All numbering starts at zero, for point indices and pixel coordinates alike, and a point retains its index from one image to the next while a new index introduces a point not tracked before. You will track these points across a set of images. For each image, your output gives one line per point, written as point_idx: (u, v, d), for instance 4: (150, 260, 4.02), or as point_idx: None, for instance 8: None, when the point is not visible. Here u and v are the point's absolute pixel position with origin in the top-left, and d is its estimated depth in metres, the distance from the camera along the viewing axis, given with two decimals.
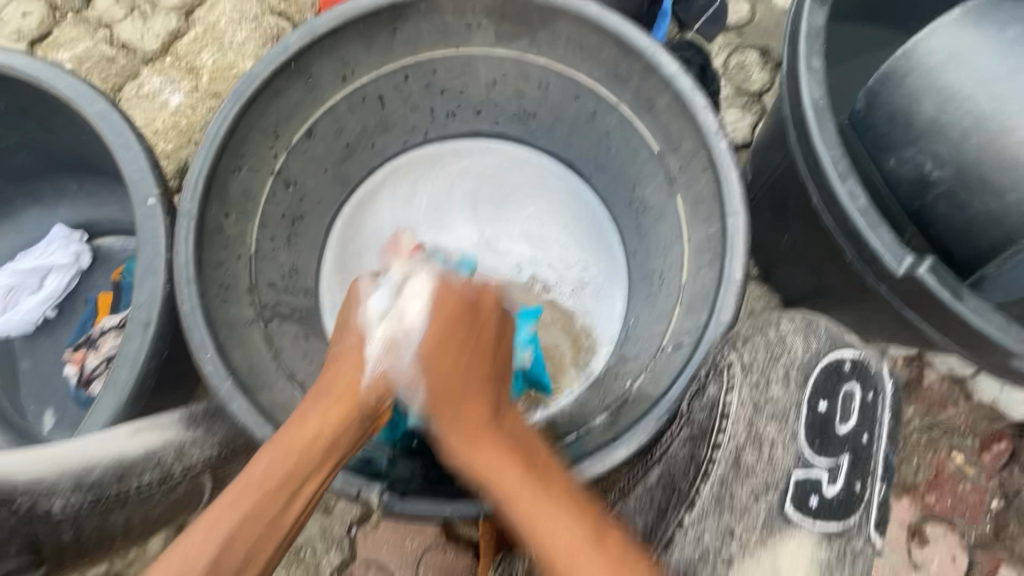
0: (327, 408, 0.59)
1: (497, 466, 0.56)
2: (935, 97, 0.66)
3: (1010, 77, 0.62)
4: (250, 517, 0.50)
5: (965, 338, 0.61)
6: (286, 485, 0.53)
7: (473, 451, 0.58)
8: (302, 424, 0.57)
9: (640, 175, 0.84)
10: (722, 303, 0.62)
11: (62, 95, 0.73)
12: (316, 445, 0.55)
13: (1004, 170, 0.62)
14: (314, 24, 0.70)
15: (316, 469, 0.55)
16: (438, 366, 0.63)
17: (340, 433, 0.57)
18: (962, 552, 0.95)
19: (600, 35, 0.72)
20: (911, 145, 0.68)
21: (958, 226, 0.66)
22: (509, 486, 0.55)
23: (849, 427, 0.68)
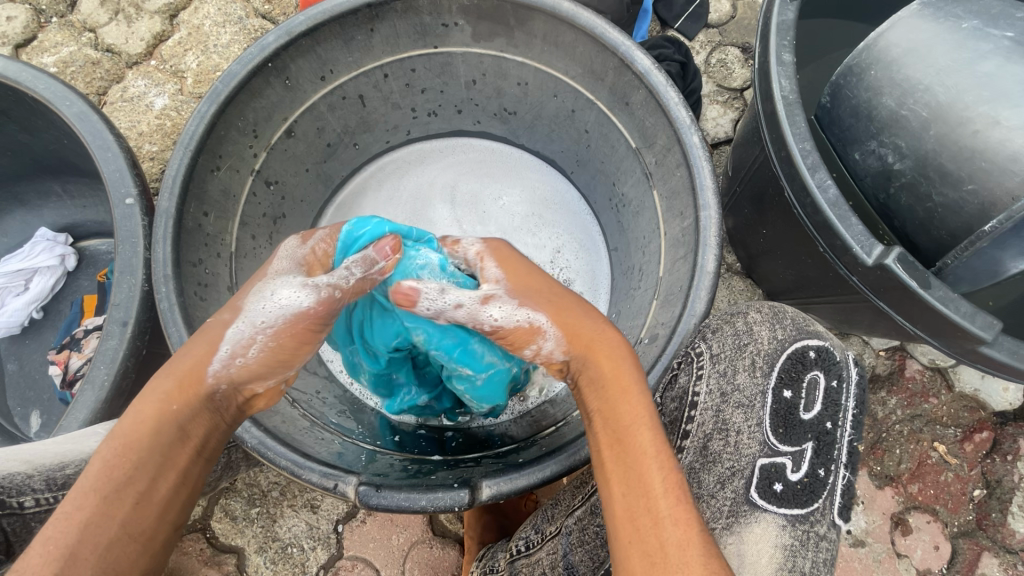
0: (167, 394, 0.52)
1: (628, 396, 0.53)
2: (895, 91, 0.68)
3: (964, 70, 0.64)
4: (89, 527, 0.46)
5: (934, 325, 0.61)
6: (132, 481, 0.48)
7: (608, 376, 0.55)
8: (137, 416, 0.51)
9: (618, 171, 0.85)
10: (695, 295, 0.63)
11: (41, 97, 0.73)
12: (161, 433, 0.51)
13: (962, 161, 0.63)
14: (290, 24, 0.70)
15: (167, 461, 0.50)
16: (553, 307, 0.58)
17: (181, 419, 0.52)
18: (945, 541, 0.96)
19: (575, 32, 0.72)
20: (874, 138, 0.70)
21: (919, 215, 0.68)
22: (637, 413, 0.52)
23: (815, 413, 0.61)
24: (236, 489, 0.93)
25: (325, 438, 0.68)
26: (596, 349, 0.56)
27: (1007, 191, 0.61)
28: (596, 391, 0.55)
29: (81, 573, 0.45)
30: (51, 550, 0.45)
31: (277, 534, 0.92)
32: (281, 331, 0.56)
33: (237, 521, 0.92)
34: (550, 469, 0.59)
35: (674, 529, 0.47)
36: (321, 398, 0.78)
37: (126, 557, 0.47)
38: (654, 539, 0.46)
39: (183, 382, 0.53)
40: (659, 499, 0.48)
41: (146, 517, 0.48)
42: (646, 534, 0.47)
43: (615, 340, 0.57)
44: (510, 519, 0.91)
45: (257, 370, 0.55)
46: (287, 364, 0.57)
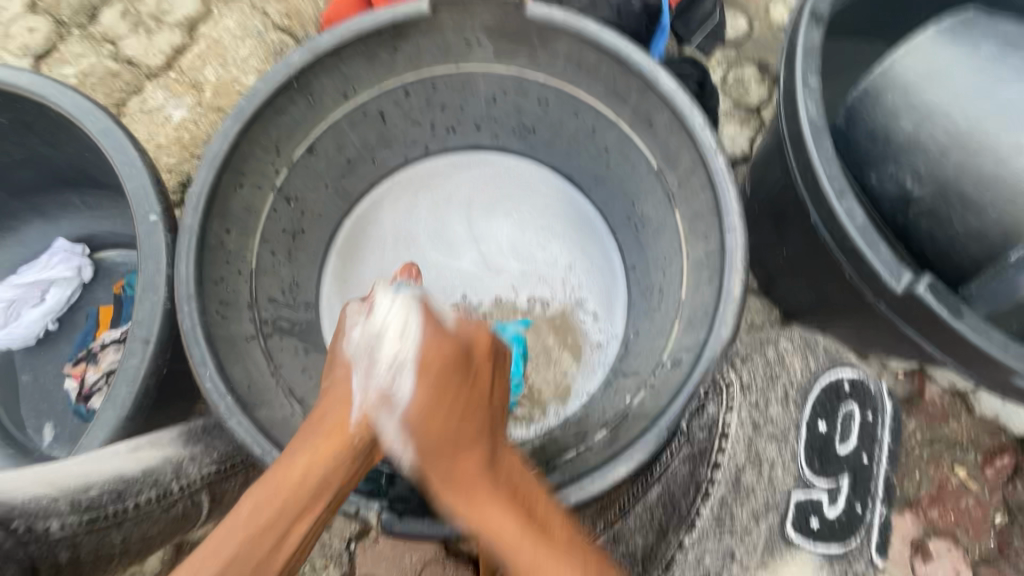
0: (317, 444, 0.57)
1: (480, 495, 0.55)
2: (913, 115, 0.67)
3: (983, 96, 0.64)
4: (235, 560, 0.50)
5: (964, 355, 0.61)
6: (274, 524, 0.52)
7: (459, 474, 0.57)
8: (291, 463, 0.55)
9: (639, 190, 0.84)
10: (722, 320, 0.62)
11: (65, 113, 0.73)
12: (306, 483, 0.54)
13: (983, 188, 0.62)
14: (315, 42, 0.70)
15: (306, 508, 0.53)
16: (426, 432, 0.59)
17: (325, 469, 0.55)
18: (966, 568, 0.95)
19: (600, 54, 0.72)
20: (892, 161, 0.68)
21: (941, 242, 0.67)
22: (505, 536, 0.52)
23: (849, 446, 0.77)
24: None
25: None
26: (455, 465, 0.57)
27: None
28: (466, 510, 0.54)
29: None
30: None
31: None
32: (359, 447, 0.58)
33: None
34: (575, 496, 0.60)
35: None
36: None
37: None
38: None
39: (331, 434, 0.58)
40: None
41: (282, 560, 0.51)
42: None
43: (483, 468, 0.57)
44: None
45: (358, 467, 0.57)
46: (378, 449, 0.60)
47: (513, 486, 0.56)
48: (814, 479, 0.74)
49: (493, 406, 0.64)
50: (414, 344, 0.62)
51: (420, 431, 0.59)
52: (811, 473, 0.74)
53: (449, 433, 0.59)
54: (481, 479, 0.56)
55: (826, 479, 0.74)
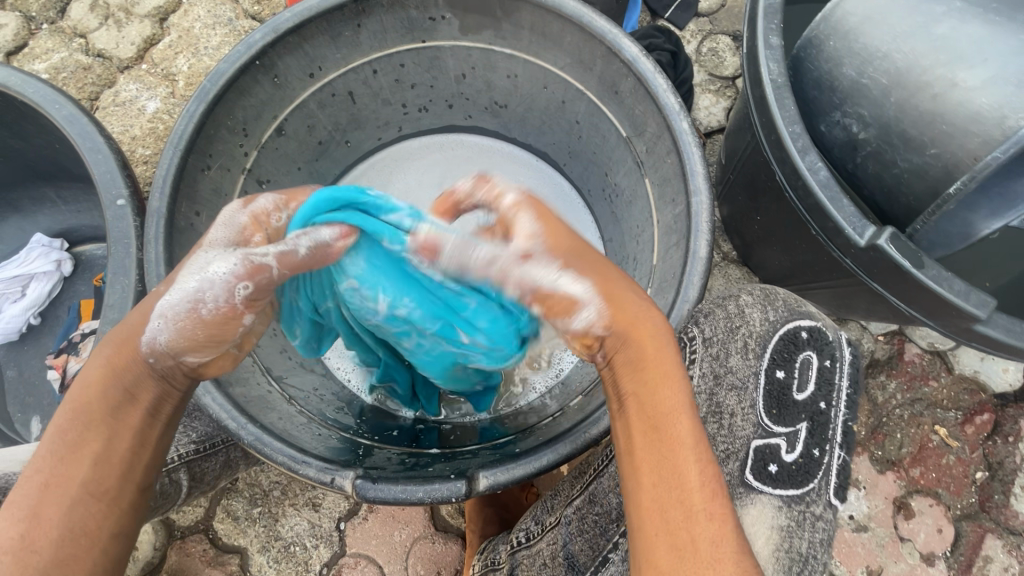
0: (106, 355, 0.48)
1: (672, 390, 0.49)
2: (856, 61, 0.67)
3: (920, 32, 0.63)
4: (46, 490, 0.43)
5: (929, 304, 0.61)
6: (83, 444, 0.45)
7: (651, 366, 0.50)
8: (82, 380, 0.47)
9: (611, 161, 0.84)
10: (689, 280, 0.62)
11: (30, 102, 0.73)
12: (108, 395, 0.47)
13: (924, 126, 0.63)
14: (276, 22, 0.70)
15: (117, 422, 0.46)
16: (598, 276, 0.53)
17: (126, 380, 0.47)
18: (948, 524, 0.96)
19: (562, 22, 0.72)
20: (839, 108, 0.70)
21: (886, 181, 0.68)
22: (679, 408, 0.48)
23: (809, 392, 0.61)
24: (238, 489, 0.93)
25: (322, 434, 0.69)
26: (642, 359, 0.50)
27: (968, 152, 0.60)
28: (641, 359, 0.50)
29: (45, 534, 0.43)
30: (12, 514, 0.43)
31: (280, 533, 0.92)
32: (188, 324, 0.48)
33: (239, 521, 0.92)
34: (546, 458, 0.59)
35: (706, 521, 0.44)
36: (318, 395, 0.78)
37: (98, 522, 0.44)
38: (687, 545, 0.44)
39: (120, 346, 0.48)
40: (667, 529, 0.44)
41: (109, 477, 0.45)
42: (676, 530, 0.44)
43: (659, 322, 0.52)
44: (511, 513, 0.90)
45: (194, 342, 0.49)
46: (218, 340, 0.50)
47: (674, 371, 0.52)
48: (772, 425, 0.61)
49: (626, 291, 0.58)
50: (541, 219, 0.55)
51: (622, 309, 0.52)
52: (769, 420, 0.61)
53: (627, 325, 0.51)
54: (661, 345, 0.51)
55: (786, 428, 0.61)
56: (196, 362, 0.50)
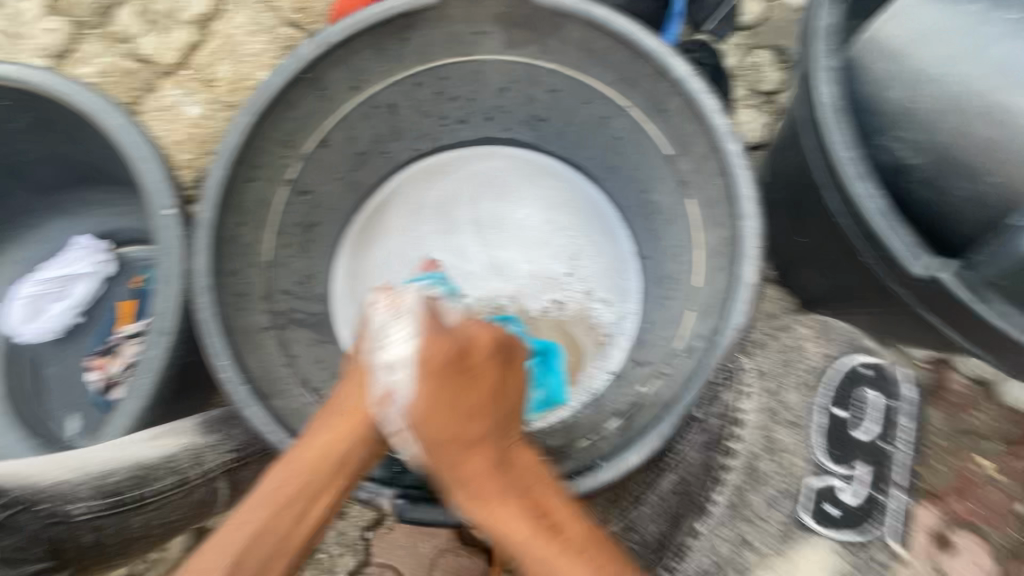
0: (335, 424, 0.60)
1: (513, 515, 0.56)
2: (904, 84, 0.65)
3: (974, 54, 0.61)
4: (257, 536, 0.54)
5: (983, 340, 0.60)
6: (288, 504, 0.56)
7: (475, 488, 0.58)
8: (309, 443, 0.58)
9: (651, 179, 0.83)
10: (736, 308, 0.61)
11: (83, 110, 0.75)
12: (323, 461, 0.58)
13: (982, 153, 0.61)
14: (325, 36, 0.71)
15: (324, 487, 0.57)
16: (434, 416, 0.59)
17: (341, 451, 0.58)
18: (993, 562, 0.92)
19: (610, 39, 0.71)
20: (885, 132, 0.67)
21: (941, 209, 0.66)
22: (511, 527, 0.56)
23: None
24: None
25: None
26: (472, 482, 0.58)
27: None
28: (474, 506, 0.57)
29: (246, 567, 0.53)
30: (221, 554, 0.53)
31: None
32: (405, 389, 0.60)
33: None
34: (586, 483, 0.61)
35: None
36: None
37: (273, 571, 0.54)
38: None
39: (346, 416, 0.61)
40: None
41: (302, 531, 0.57)
42: None
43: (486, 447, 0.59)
44: None
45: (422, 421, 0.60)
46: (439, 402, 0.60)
47: (526, 490, 0.58)
48: None
49: (506, 414, 0.62)
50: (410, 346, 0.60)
51: (442, 430, 0.60)
52: None
53: (451, 437, 0.59)
54: (491, 481, 0.58)
55: None
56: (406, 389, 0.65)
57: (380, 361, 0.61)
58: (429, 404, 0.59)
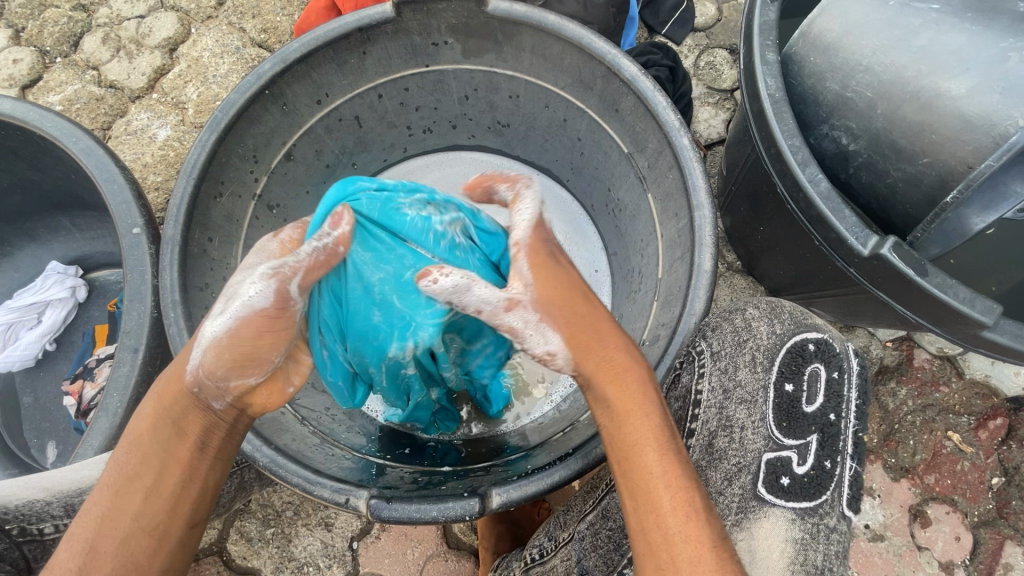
0: (157, 393, 0.53)
1: (643, 418, 0.52)
2: (838, 75, 0.69)
3: (899, 45, 0.65)
4: (101, 524, 0.49)
5: (933, 311, 0.62)
6: (137, 478, 0.50)
7: (609, 364, 0.54)
8: (140, 417, 0.53)
9: (613, 177, 0.86)
10: (694, 294, 0.63)
11: (48, 136, 0.76)
12: (159, 431, 0.52)
13: (913, 136, 0.64)
14: (284, 52, 0.72)
15: (167, 457, 0.51)
16: (563, 312, 0.55)
17: (172, 417, 0.52)
18: (966, 531, 0.95)
19: (562, 44, 0.74)
20: (825, 122, 0.71)
21: (881, 193, 0.69)
22: (637, 416, 0.52)
23: (818, 405, 0.60)
24: (251, 510, 0.94)
25: (335, 454, 0.69)
26: (613, 360, 0.55)
27: (960, 160, 0.61)
28: (607, 384, 0.54)
29: (102, 565, 0.48)
30: (77, 545, 0.49)
31: (292, 554, 0.93)
32: (236, 328, 0.51)
33: (252, 542, 0.93)
34: (559, 474, 0.59)
35: (682, 538, 0.47)
36: (330, 415, 0.78)
37: (142, 551, 0.49)
38: (666, 557, 0.47)
39: (169, 385, 0.53)
40: (660, 497, 0.48)
41: (159, 503, 0.50)
42: (658, 547, 0.47)
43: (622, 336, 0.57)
44: (524, 528, 0.91)
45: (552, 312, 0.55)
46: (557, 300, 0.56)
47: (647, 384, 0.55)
48: (783, 438, 0.59)
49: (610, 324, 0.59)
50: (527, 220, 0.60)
51: (588, 346, 0.55)
52: (778, 433, 0.60)
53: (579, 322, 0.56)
54: (626, 361, 0.55)
55: (796, 442, 0.59)
56: (240, 382, 0.53)
57: (224, 293, 0.53)
58: (230, 339, 0.51)
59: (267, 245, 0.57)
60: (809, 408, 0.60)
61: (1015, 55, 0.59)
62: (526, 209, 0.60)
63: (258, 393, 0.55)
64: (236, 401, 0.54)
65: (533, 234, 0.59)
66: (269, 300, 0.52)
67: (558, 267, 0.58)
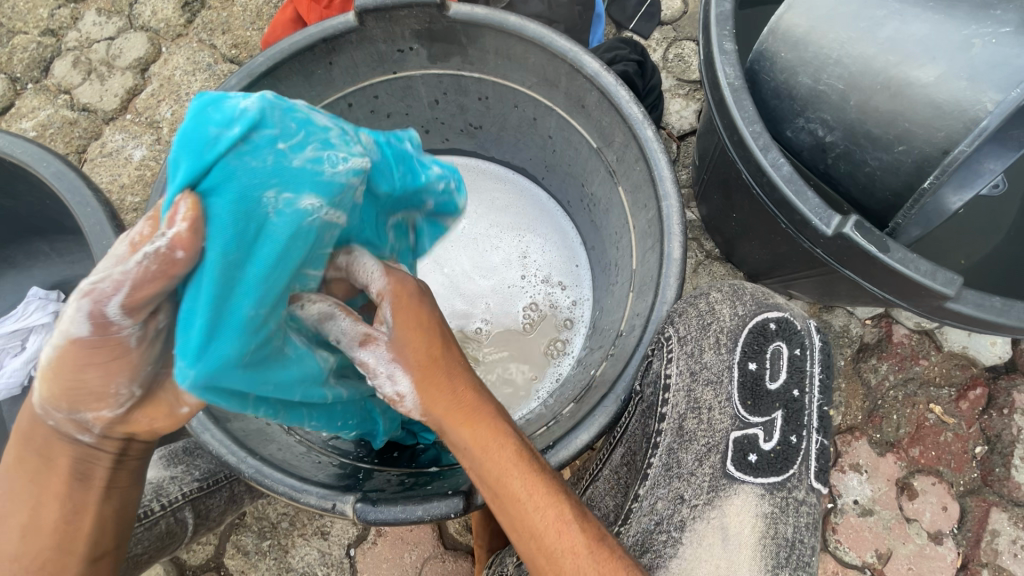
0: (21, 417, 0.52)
1: (499, 453, 0.53)
2: (808, 69, 0.70)
3: (867, 36, 0.66)
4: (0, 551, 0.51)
5: (898, 286, 0.63)
6: (12, 513, 0.51)
7: (458, 411, 0.55)
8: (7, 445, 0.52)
9: (585, 172, 0.87)
10: (666, 282, 0.64)
11: (20, 162, 0.76)
12: (26, 463, 0.51)
13: (886, 125, 0.65)
14: (249, 67, 0.72)
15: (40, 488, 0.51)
16: (423, 369, 0.55)
17: (37, 448, 0.51)
18: (953, 501, 0.96)
19: (524, 44, 0.75)
20: (801, 115, 0.73)
21: (862, 180, 0.71)
22: (489, 455, 0.53)
23: (781, 381, 0.61)
24: (247, 524, 0.94)
25: (322, 462, 0.70)
26: (460, 409, 0.55)
27: (935, 146, 0.63)
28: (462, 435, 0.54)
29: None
30: None
31: (290, 565, 0.93)
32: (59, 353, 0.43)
33: (250, 555, 0.93)
34: None
35: (560, 551, 0.51)
36: None
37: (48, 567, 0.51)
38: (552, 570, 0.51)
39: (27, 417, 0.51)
40: (537, 523, 0.51)
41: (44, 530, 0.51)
42: (543, 566, 0.51)
43: (461, 377, 0.57)
44: None
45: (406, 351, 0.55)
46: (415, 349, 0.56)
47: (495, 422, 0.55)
48: (749, 416, 0.60)
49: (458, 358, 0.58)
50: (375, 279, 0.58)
51: (436, 392, 0.55)
52: (745, 412, 0.61)
53: (428, 363, 0.56)
54: (463, 400, 0.56)
55: (761, 420, 0.60)
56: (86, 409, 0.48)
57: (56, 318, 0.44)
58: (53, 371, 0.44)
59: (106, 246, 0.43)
60: (772, 386, 0.61)
61: (978, 42, 0.60)
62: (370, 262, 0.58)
63: (136, 420, 0.50)
64: (105, 432, 0.50)
65: (392, 279, 0.57)
66: (88, 328, 0.42)
67: (419, 307, 0.57)
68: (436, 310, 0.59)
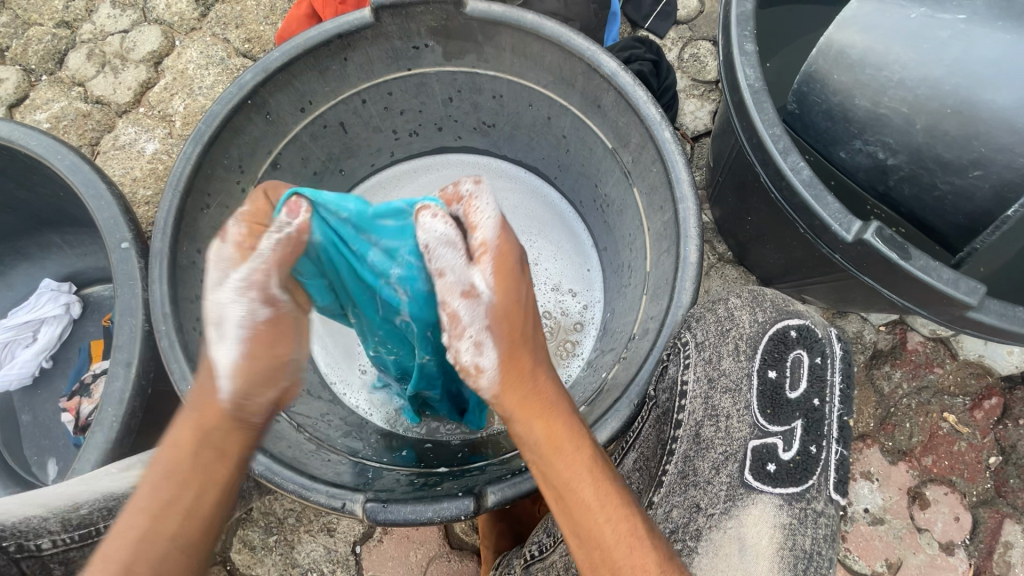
0: (185, 418, 0.53)
1: (570, 453, 0.53)
2: (866, 93, 0.69)
3: (935, 59, 0.65)
4: (139, 543, 0.48)
5: (920, 295, 0.62)
6: (175, 500, 0.50)
7: (535, 396, 0.55)
8: (175, 443, 0.52)
9: (599, 172, 0.86)
10: (681, 285, 0.63)
11: (35, 154, 0.77)
12: (198, 452, 0.52)
13: (957, 148, 0.65)
14: (265, 61, 0.72)
15: (206, 474, 0.52)
16: (510, 345, 0.55)
17: (214, 439, 0.53)
18: (965, 511, 0.95)
19: (540, 42, 0.74)
20: (857, 138, 0.71)
21: (927, 202, 0.70)
22: (564, 447, 0.53)
23: (801, 391, 0.61)
24: (253, 519, 0.94)
25: (331, 460, 0.70)
26: (537, 397, 0.55)
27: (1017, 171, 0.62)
28: (535, 427, 0.54)
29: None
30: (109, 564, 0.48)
31: (296, 560, 0.93)
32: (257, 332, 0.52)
33: (256, 550, 0.93)
34: None
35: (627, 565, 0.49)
36: (326, 420, 0.79)
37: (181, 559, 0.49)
38: None
39: (203, 410, 0.53)
40: (602, 531, 0.50)
41: (196, 518, 0.51)
42: None
43: (539, 365, 0.57)
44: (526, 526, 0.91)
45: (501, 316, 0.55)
46: (508, 319, 0.55)
47: (568, 416, 0.55)
48: (769, 425, 0.60)
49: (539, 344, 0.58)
50: (483, 235, 0.55)
51: (516, 377, 0.55)
52: (763, 420, 0.60)
53: (513, 342, 0.55)
54: (542, 392, 0.55)
55: (779, 428, 0.60)
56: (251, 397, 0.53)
57: (214, 319, 0.51)
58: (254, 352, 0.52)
59: (221, 251, 0.51)
60: (791, 394, 0.61)
61: None
62: (485, 211, 0.56)
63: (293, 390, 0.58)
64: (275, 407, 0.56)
65: (503, 237, 0.56)
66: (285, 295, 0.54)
67: (520, 282, 0.56)
68: (532, 289, 0.58)
